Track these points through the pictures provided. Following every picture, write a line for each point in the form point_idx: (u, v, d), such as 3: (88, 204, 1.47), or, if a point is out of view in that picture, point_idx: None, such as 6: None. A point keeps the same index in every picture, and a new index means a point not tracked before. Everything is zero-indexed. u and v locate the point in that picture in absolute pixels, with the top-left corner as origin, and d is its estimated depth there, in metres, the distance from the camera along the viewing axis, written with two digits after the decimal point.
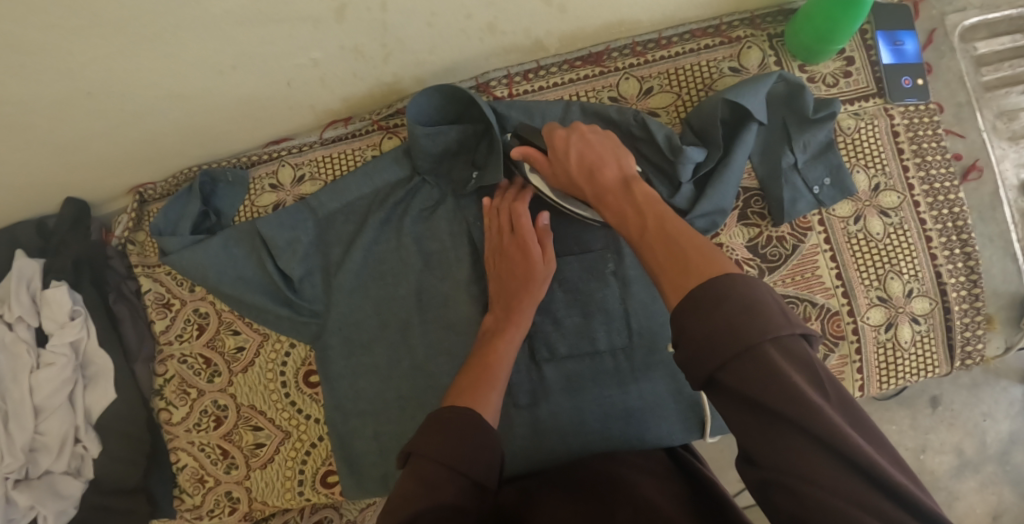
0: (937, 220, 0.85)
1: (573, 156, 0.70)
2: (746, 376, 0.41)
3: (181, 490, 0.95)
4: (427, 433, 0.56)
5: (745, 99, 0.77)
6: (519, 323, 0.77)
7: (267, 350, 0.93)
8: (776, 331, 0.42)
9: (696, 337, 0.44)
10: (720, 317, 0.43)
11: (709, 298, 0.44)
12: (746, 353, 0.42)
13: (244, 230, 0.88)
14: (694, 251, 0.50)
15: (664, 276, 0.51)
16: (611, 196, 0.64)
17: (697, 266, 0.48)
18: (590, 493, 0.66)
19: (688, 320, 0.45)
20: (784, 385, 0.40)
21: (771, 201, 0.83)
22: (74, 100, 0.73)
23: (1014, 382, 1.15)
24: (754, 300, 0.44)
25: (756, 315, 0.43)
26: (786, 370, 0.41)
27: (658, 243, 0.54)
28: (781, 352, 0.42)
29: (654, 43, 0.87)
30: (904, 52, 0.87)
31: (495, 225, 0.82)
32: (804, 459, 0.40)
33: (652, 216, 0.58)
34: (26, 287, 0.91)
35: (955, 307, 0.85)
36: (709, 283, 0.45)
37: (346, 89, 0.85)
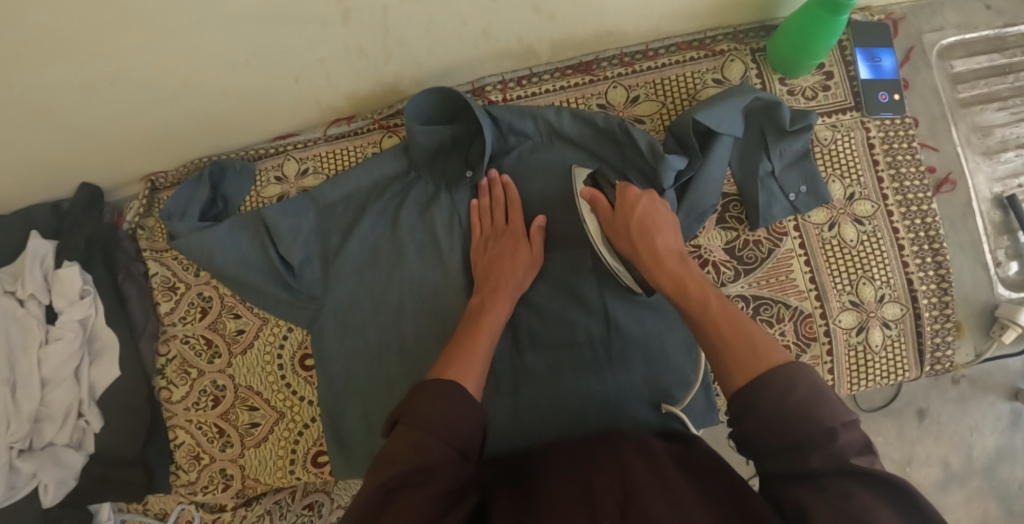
0: (909, 229, 0.89)
1: (637, 214, 0.78)
2: (818, 447, 0.53)
3: (177, 466, 0.99)
4: (419, 404, 0.61)
5: (716, 117, 0.81)
6: (505, 300, 0.80)
7: (266, 333, 0.97)
8: (841, 417, 0.54)
9: (775, 415, 0.55)
10: (798, 401, 0.54)
11: (782, 383, 0.55)
12: (821, 431, 0.53)
13: (249, 217, 0.92)
14: (755, 333, 0.61)
15: (727, 347, 0.61)
16: (671, 263, 0.73)
17: (764, 352, 0.59)
18: (578, 455, 0.73)
19: (766, 400, 0.55)
20: (845, 453, 0.52)
21: (747, 206, 0.87)
22: (97, 87, 0.79)
23: (1002, 399, 1.17)
24: (819, 391, 0.55)
25: (825, 402, 0.55)
26: (849, 444, 0.53)
27: (722, 319, 0.64)
28: (847, 433, 0.53)
29: (642, 54, 0.91)
30: (881, 68, 0.92)
31: (487, 231, 0.88)
32: (861, 498, 0.50)
33: (711, 294, 0.67)
34: (40, 264, 0.95)
35: (925, 313, 0.88)
36: (788, 371, 0.56)
37: (349, 87, 0.90)
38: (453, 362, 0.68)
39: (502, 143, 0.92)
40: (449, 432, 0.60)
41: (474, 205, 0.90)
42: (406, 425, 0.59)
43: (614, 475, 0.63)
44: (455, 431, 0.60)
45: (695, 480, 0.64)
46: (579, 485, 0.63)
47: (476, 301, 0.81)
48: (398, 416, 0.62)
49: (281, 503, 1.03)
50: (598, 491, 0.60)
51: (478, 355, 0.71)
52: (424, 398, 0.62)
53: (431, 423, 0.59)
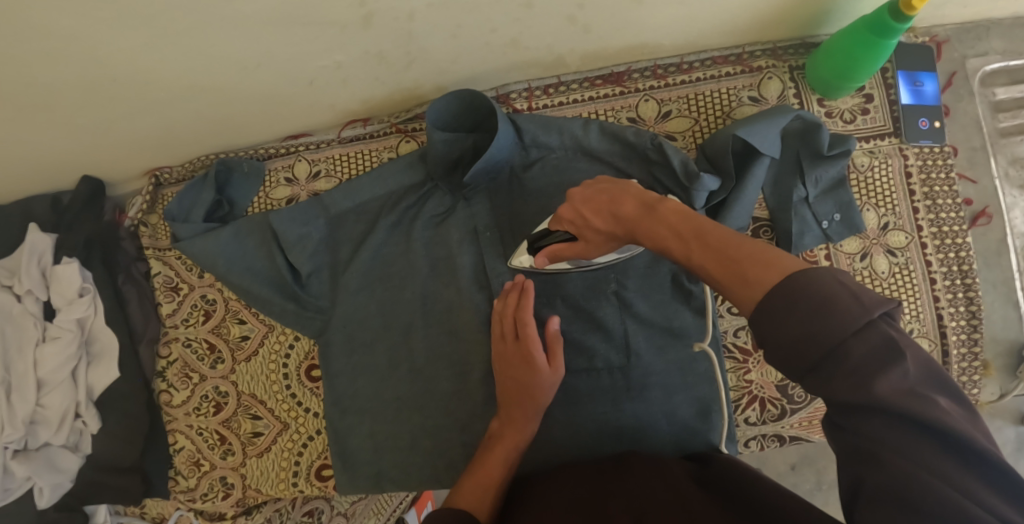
0: (942, 263, 0.86)
1: (582, 203, 0.68)
2: (830, 372, 0.42)
3: (176, 472, 0.97)
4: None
5: (758, 135, 0.77)
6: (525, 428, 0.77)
7: (271, 341, 0.94)
8: (852, 326, 0.42)
9: (777, 351, 0.45)
10: (799, 327, 0.43)
11: (780, 305, 0.45)
12: (832, 350, 0.42)
13: (255, 223, 0.89)
14: (745, 257, 0.49)
15: (723, 289, 0.50)
16: (640, 225, 0.61)
17: (757, 275, 0.48)
18: (595, 478, 0.70)
19: (769, 329, 0.45)
20: (865, 374, 0.41)
21: (779, 233, 0.84)
22: (99, 84, 0.74)
23: (1008, 424, 1.17)
24: (826, 298, 0.43)
25: (833, 313, 0.42)
26: (865, 358, 0.41)
27: (706, 258, 0.52)
28: (862, 345, 0.41)
29: (676, 67, 0.87)
30: (923, 93, 0.88)
31: (500, 331, 0.79)
32: (882, 435, 0.41)
33: (690, 233, 0.55)
34: (37, 261, 0.92)
35: (953, 350, 0.86)
36: (779, 291, 0.45)
37: (366, 92, 0.85)
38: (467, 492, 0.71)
39: (524, 156, 0.87)
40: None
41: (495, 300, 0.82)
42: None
43: (629, 498, 0.62)
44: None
45: (714, 497, 0.62)
46: (594, 508, 0.62)
47: (495, 426, 0.79)
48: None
49: (281, 511, 1.00)
50: (612, 510, 0.61)
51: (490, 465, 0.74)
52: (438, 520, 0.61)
53: None
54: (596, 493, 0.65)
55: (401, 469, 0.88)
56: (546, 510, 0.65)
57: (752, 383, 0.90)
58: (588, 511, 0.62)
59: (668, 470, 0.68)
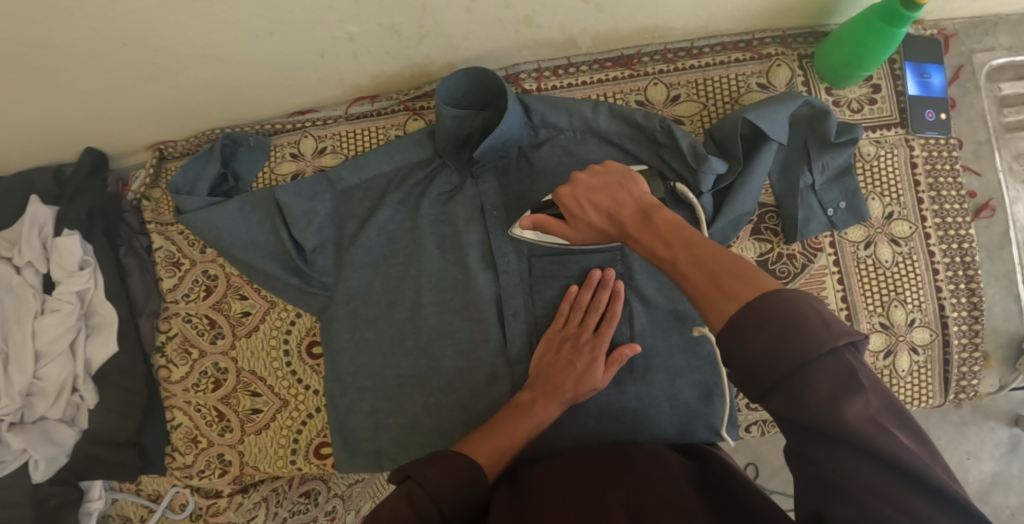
0: (945, 253, 0.87)
1: (586, 199, 0.68)
2: (793, 391, 0.43)
3: (173, 448, 0.96)
4: (432, 469, 0.64)
5: (767, 119, 0.78)
6: (556, 409, 0.78)
7: (273, 317, 0.94)
8: (817, 349, 0.43)
9: (743, 365, 0.46)
10: (763, 343, 0.45)
11: (749, 319, 0.46)
12: (795, 372, 0.43)
13: (261, 197, 0.89)
14: (725, 270, 0.50)
15: (702, 300, 0.51)
16: (632, 228, 0.62)
17: (734, 288, 0.48)
18: (601, 462, 0.71)
19: (733, 341, 0.46)
20: (827, 399, 0.42)
21: (785, 219, 0.85)
22: (108, 48, 0.73)
23: (1003, 425, 1.19)
24: (794, 318, 0.44)
25: (797, 335, 0.44)
26: (828, 384, 0.43)
27: (689, 267, 0.54)
28: (825, 368, 0.43)
29: (685, 51, 0.88)
30: (930, 85, 0.88)
31: (580, 319, 0.83)
32: (846, 467, 0.42)
33: (678, 243, 0.56)
34: (38, 232, 0.91)
35: (954, 340, 0.86)
36: (749, 306, 0.46)
37: (377, 67, 0.85)
38: (479, 444, 0.73)
39: (533, 136, 0.87)
40: (450, 508, 0.63)
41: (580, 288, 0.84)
42: (415, 485, 0.62)
43: (627, 491, 0.63)
44: (451, 501, 0.63)
45: (712, 500, 0.62)
46: (593, 491, 0.64)
47: (526, 396, 0.79)
48: (408, 472, 0.64)
49: (278, 490, 0.99)
50: (612, 505, 0.61)
51: (517, 431, 0.75)
52: (440, 468, 0.64)
53: (435, 489, 0.62)
54: (596, 479, 0.66)
55: (400, 448, 0.87)
56: (547, 485, 0.67)
57: None
58: (586, 492, 0.64)
59: (671, 466, 0.69)
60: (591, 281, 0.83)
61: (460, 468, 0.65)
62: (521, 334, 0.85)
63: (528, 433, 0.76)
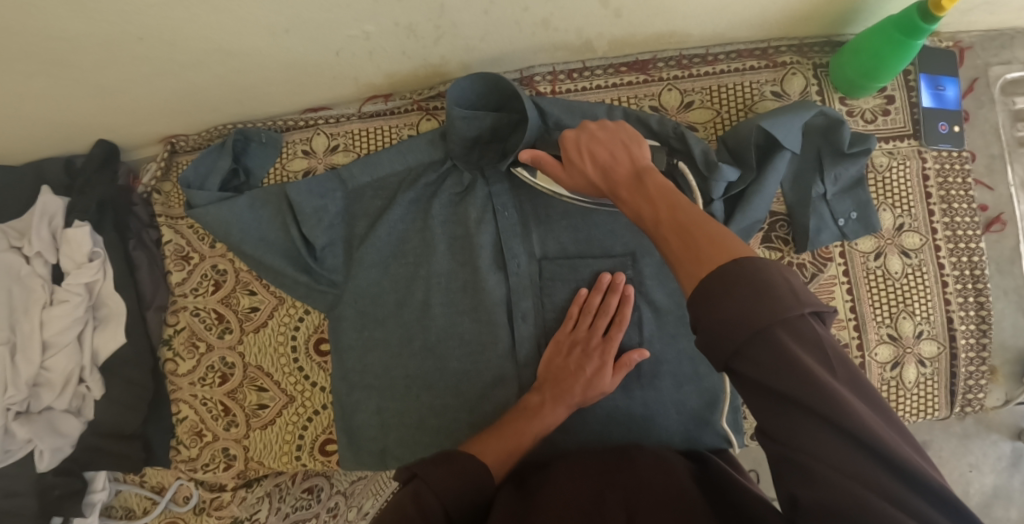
0: (955, 267, 0.87)
1: (586, 154, 0.70)
2: (755, 358, 0.44)
3: (178, 441, 0.97)
4: (438, 468, 0.64)
5: (781, 127, 0.79)
6: (562, 412, 0.79)
7: (281, 313, 0.93)
8: (783, 314, 0.43)
9: (709, 331, 0.46)
10: (731, 307, 0.45)
11: (719, 286, 0.46)
12: (760, 336, 0.44)
13: (273, 193, 0.90)
14: (703, 239, 0.51)
15: (677, 262, 0.52)
16: (624, 189, 0.64)
17: (708, 255, 0.50)
18: (602, 465, 0.71)
19: (702, 308, 0.47)
20: (794, 367, 0.42)
21: (796, 228, 0.85)
22: (124, 43, 0.73)
23: (1005, 438, 1.19)
24: (764, 282, 0.45)
25: (763, 300, 0.44)
26: (792, 351, 0.43)
27: (671, 231, 0.55)
28: (788, 336, 0.43)
29: (701, 58, 0.88)
30: (945, 97, 0.88)
31: (590, 322, 0.82)
32: (810, 440, 0.42)
33: (663, 206, 0.58)
34: (48, 223, 0.92)
35: (962, 354, 0.86)
36: (722, 274, 0.47)
37: (392, 66, 0.85)
38: (483, 442, 0.73)
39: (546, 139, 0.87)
40: (457, 507, 0.63)
41: (590, 291, 0.84)
42: (422, 483, 0.62)
43: (624, 491, 0.64)
44: (456, 502, 0.63)
45: (707, 504, 0.63)
46: (591, 493, 0.65)
47: (534, 399, 0.80)
48: (415, 470, 0.64)
49: (281, 486, 1.00)
50: (609, 504, 0.62)
51: (521, 432, 0.76)
52: (447, 468, 0.65)
53: (442, 490, 0.62)
54: (596, 479, 0.68)
55: (406, 447, 0.88)
56: (552, 487, 0.67)
57: None
58: (588, 494, 0.65)
59: (670, 469, 0.70)
60: (598, 283, 0.84)
61: (466, 467, 0.66)
62: (530, 336, 0.85)
63: (535, 435, 0.76)
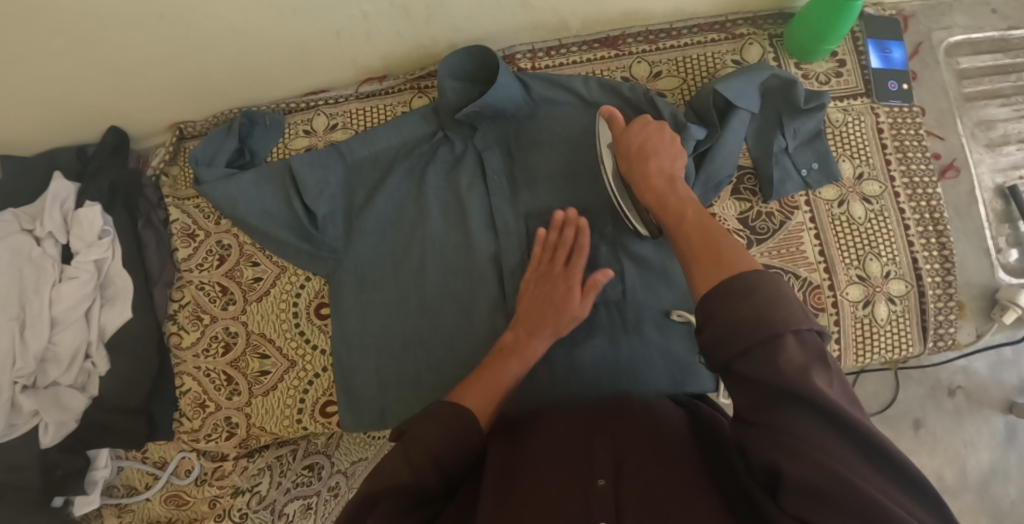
0: (915, 211, 0.93)
1: (638, 139, 0.80)
2: (766, 356, 0.49)
3: (181, 413, 0.99)
4: (425, 420, 0.63)
5: (735, 90, 0.87)
6: (539, 343, 0.80)
7: (283, 282, 0.98)
8: (796, 323, 0.50)
9: (726, 325, 0.52)
10: (750, 308, 0.51)
11: (740, 289, 0.53)
12: (768, 340, 0.50)
13: (277, 170, 0.95)
14: (725, 243, 0.60)
15: (694, 261, 0.61)
16: (658, 182, 0.75)
17: (726, 258, 0.58)
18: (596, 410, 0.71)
19: (720, 305, 0.53)
20: (802, 369, 0.48)
21: (762, 179, 0.92)
22: (145, 22, 0.80)
23: (997, 413, 1.20)
24: (777, 296, 0.52)
25: (779, 309, 0.51)
26: (799, 355, 0.49)
27: (693, 231, 0.65)
28: (797, 343, 0.50)
29: (665, 33, 0.97)
30: (891, 59, 0.96)
31: (549, 256, 0.86)
32: (806, 430, 0.47)
33: (691, 212, 0.68)
34: (59, 206, 0.95)
35: (929, 291, 0.91)
36: (744, 276, 0.54)
37: (387, 48, 0.94)
38: (469, 386, 0.73)
39: (531, 109, 0.94)
40: (448, 451, 0.63)
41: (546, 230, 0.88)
42: (410, 437, 0.62)
43: (614, 439, 0.63)
44: (452, 454, 0.63)
45: (697, 447, 0.64)
46: (584, 436, 0.64)
47: (509, 338, 0.82)
48: (404, 428, 0.64)
49: (282, 459, 1.01)
50: (597, 449, 0.62)
51: (504, 372, 0.76)
52: (434, 419, 0.64)
53: (434, 442, 0.62)
54: (584, 426, 0.67)
55: (404, 406, 0.90)
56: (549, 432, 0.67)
57: None
58: (582, 436, 0.64)
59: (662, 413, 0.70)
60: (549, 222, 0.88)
61: (454, 413, 0.65)
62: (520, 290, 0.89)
63: (518, 366, 0.78)
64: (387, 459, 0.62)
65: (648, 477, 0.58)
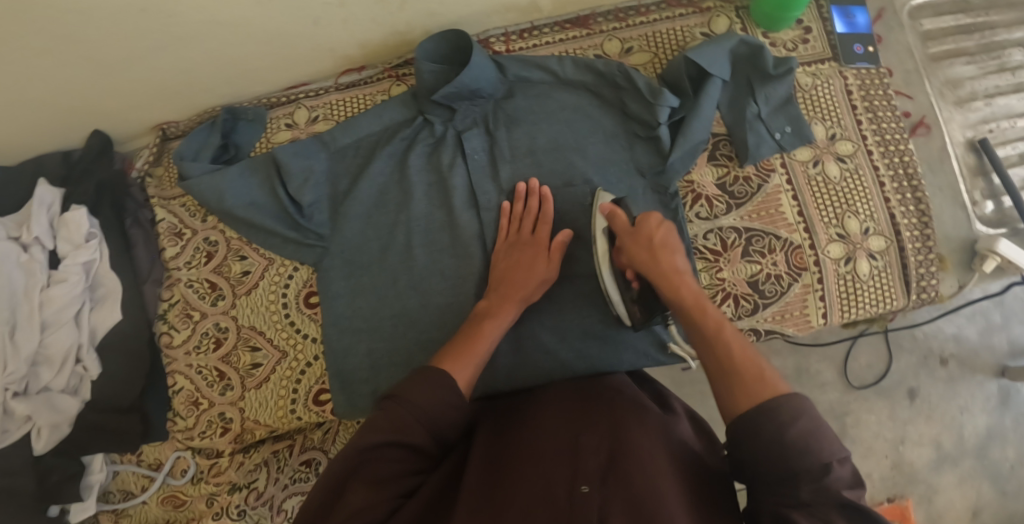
0: (889, 168, 0.95)
1: (657, 237, 0.75)
2: (811, 481, 0.52)
3: (174, 413, 0.98)
4: (413, 385, 0.61)
5: (706, 57, 0.89)
6: (514, 305, 0.81)
7: (272, 273, 0.98)
8: (838, 454, 0.53)
9: (774, 451, 0.53)
10: (799, 434, 0.53)
11: (790, 413, 0.54)
12: (815, 469, 0.52)
13: (260, 162, 0.97)
14: (759, 371, 0.59)
15: (731, 385, 0.59)
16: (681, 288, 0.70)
17: (763, 389, 0.57)
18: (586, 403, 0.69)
19: (768, 427, 0.54)
20: (842, 496, 0.51)
21: (737, 144, 0.93)
22: (125, 16, 0.81)
23: (990, 378, 1.19)
24: (816, 421, 0.54)
25: (824, 438, 0.53)
26: (838, 483, 0.52)
27: (731, 343, 0.62)
28: (838, 471, 0.53)
29: (634, 10, 1.00)
30: (856, 24, 1.00)
31: (515, 228, 0.89)
32: None
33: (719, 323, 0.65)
34: (46, 211, 0.96)
35: (909, 245, 0.92)
36: (792, 406, 0.55)
37: (364, 35, 0.96)
38: (451, 355, 0.71)
39: (506, 90, 0.96)
40: (433, 420, 0.61)
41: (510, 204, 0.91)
42: (396, 402, 0.59)
43: (603, 436, 0.60)
44: (437, 421, 0.61)
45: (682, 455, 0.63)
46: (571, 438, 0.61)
47: (484, 304, 0.81)
48: (392, 392, 0.61)
49: (279, 455, 1.02)
50: (584, 452, 0.58)
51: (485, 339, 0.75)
52: (422, 383, 0.61)
53: (421, 407, 0.60)
54: (572, 426, 0.64)
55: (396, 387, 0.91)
56: (540, 428, 0.65)
57: (725, 280, 0.91)
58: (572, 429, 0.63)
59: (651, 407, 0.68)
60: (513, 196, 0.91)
61: (443, 383, 0.62)
62: None
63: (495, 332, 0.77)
64: (367, 422, 0.59)
65: (634, 487, 0.54)
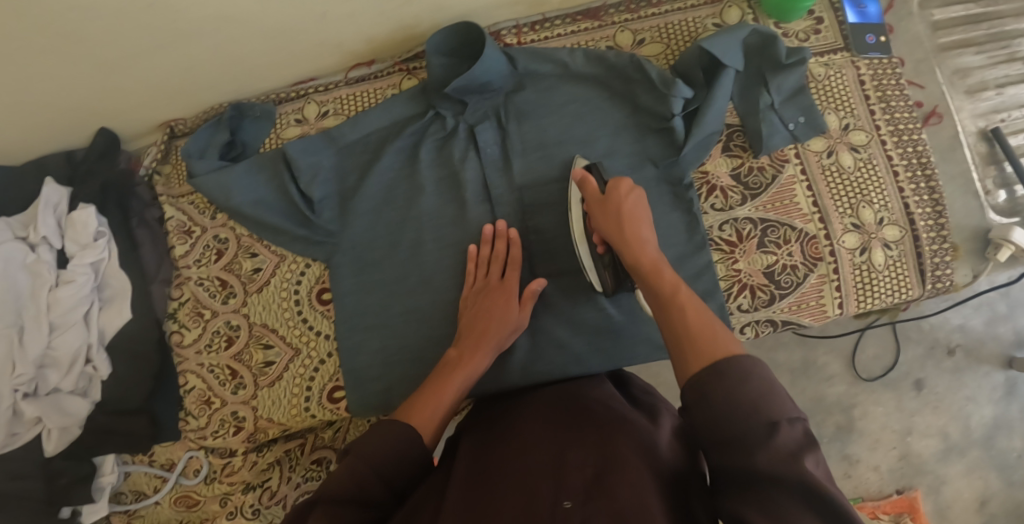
0: (902, 157, 0.94)
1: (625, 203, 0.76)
2: (755, 445, 0.50)
3: (187, 412, 0.97)
4: (367, 438, 0.63)
5: (720, 47, 0.88)
6: (484, 353, 0.79)
7: (283, 270, 0.97)
8: (786, 413, 0.51)
9: (722, 410, 0.52)
10: (746, 394, 0.52)
11: (736, 373, 0.53)
12: (764, 427, 0.51)
13: (268, 159, 0.95)
14: (715, 333, 0.59)
15: (685, 343, 0.60)
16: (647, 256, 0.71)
17: (714, 346, 0.58)
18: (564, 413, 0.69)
19: (713, 387, 0.54)
20: (795, 459, 0.49)
21: (750, 135, 0.93)
22: (129, 12, 0.79)
23: (997, 368, 1.19)
24: (765, 383, 0.53)
25: (772, 398, 0.52)
26: (791, 445, 0.50)
27: (688, 308, 0.63)
28: (789, 433, 0.51)
29: (645, 2, 0.99)
30: (867, 14, 1.00)
31: (483, 275, 0.87)
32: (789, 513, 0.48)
33: (679, 290, 0.66)
34: (53, 211, 0.94)
35: (923, 234, 0.92)
36: (738, 363, 0.54)
37: (371, 29, 0.95)
38: (416, 407, 0.71)
39: (516, 83, 0.95)
40: (390, 468, 0.62)
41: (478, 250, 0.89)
42: (352, 456, 0.61)
43: (592, 448, 0.60)
44: (394, 469, 0.62)
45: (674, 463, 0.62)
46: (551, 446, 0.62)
47: (453, 354, 0.79)
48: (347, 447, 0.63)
49: (291, 454, 1.00)
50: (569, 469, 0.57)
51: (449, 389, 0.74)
52: (374, 433, 0.64)
53: (375, 458, 0.61)
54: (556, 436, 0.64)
55: (410, 383, 0.90)
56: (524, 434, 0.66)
57: (741, 272, 0.91)
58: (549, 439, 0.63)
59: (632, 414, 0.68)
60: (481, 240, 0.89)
61: (396, 433, 0.64)
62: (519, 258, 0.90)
63: (462, 383, 0.75)
64: (328, 477, 0.60)
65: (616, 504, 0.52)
